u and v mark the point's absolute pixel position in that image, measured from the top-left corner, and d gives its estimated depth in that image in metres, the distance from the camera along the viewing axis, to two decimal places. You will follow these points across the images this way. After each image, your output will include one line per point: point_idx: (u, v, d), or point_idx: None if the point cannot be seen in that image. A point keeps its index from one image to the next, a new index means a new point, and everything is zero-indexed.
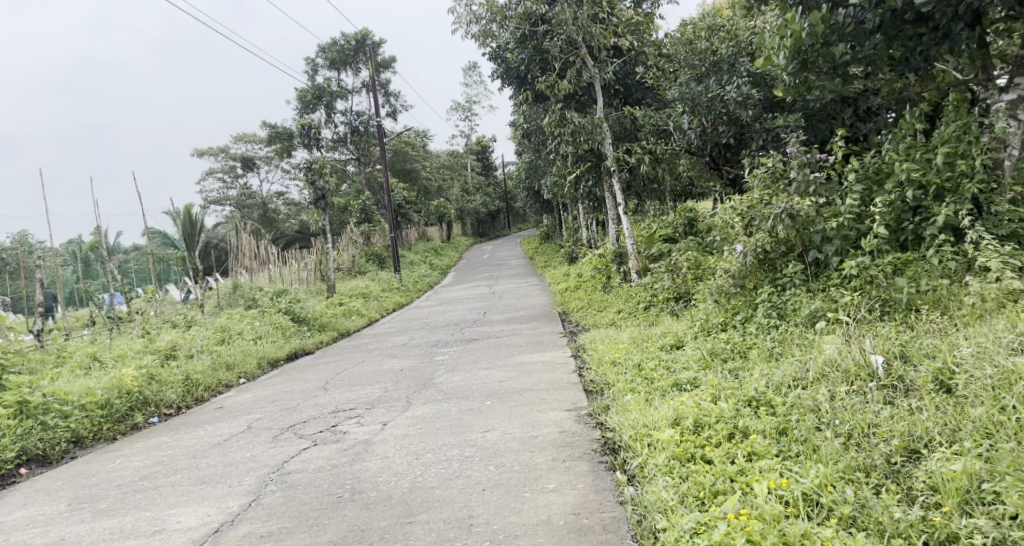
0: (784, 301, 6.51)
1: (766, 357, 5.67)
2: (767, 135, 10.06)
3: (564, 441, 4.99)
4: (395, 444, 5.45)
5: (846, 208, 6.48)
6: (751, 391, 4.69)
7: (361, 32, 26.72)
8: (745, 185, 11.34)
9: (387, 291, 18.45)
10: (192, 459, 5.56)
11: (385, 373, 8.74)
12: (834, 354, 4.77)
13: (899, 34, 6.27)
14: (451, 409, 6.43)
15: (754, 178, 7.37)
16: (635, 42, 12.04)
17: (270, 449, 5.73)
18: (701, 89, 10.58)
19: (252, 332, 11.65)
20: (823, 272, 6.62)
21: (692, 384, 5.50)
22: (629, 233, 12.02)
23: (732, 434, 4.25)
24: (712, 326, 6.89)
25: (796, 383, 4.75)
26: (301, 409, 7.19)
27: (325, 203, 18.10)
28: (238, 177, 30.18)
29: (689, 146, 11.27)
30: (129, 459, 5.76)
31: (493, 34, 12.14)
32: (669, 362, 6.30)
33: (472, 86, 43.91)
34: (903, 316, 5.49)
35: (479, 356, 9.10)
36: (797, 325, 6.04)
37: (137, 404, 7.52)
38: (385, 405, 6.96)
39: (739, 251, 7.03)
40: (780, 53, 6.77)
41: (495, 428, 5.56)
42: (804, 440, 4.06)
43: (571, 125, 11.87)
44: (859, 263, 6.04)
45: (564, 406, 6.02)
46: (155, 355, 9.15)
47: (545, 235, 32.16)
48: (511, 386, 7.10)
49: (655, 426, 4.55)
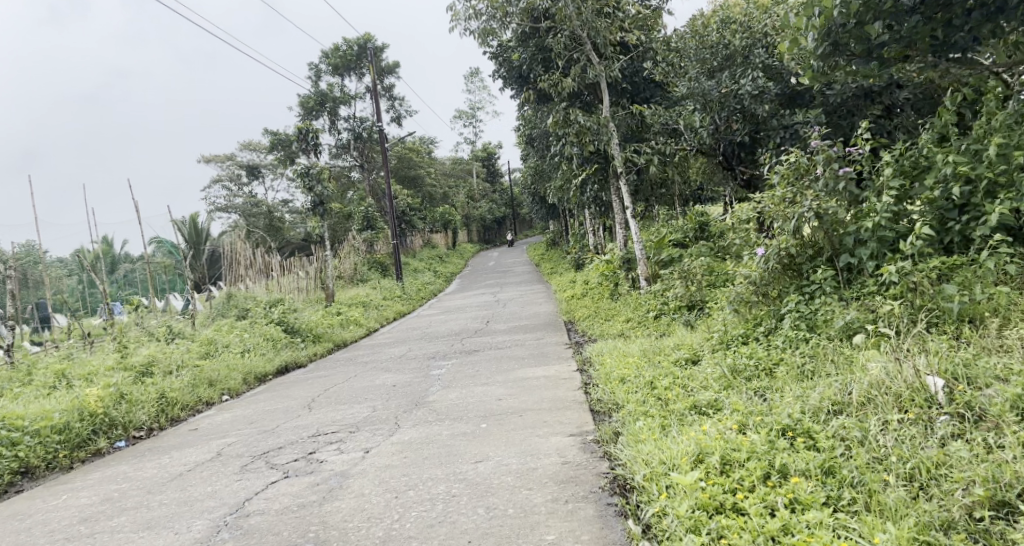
0: (812, 311, 5.80)
1: (797, 376, 4.98)
2: (785, 132, 9.52)
3: (566, 476, 4.33)
4: (374, 477, 4.78)
5: (881, 206, 5.75)
6: (785, 419, 3.99)
7: (363, 36, 26.16)
8: (761, 186, 10.64)
9: (388, 299, 17.83)
10: (145, 495, 4.94)
11: (377, 389, 8.05)
12: (882, 375, 4.07)
13: (941, 11, 5.44)
14: (442, 433, 5.75)
15: (775, 174, 6.60)
16: (643, 38, 11.48)
17: (234, 483, 5.07)
18: (713, 84, 9.77)
19: (240, 345, 10.99)
20: (856, 279, 5.90)
21: (714, 408, 4.81)
22: (637, 237, 11.24)
23: (768, 474, 3.56)
24: (731, 338, 6.22)
25: (836, 409, 4.07)
26: (279, 433, 6.52)
27: (323, 210, 17.41)
28: (243, 185, 29.57)
29: (700, 146, 10.58)
30: (75, 495, 5.10)
31: (494, 33, 11.52)
32: (686, 380, 5.60)
33: (474, 92, 43.50)
34: (956, 329, 4.80)
35: (478, 370, 8.40)
36: (830, 338, 5.35)
37: (101, 427, 6.90)
38: (371, 428, 6.28)
39: (760, 254, 6.30)
40: (807, 33, 5.93)
41: (488, 458, 4.89)
42: (859, 485, 3.39)
43: (576, 126, 11.18)
44: (900, 268, 5.33)
45: (568, 430, 5.35)
46: (129, 372, 8.51)
47: (552, 241, 31.46)
48: (511, 405, 6.42)
49: (673, 463, 3.85)
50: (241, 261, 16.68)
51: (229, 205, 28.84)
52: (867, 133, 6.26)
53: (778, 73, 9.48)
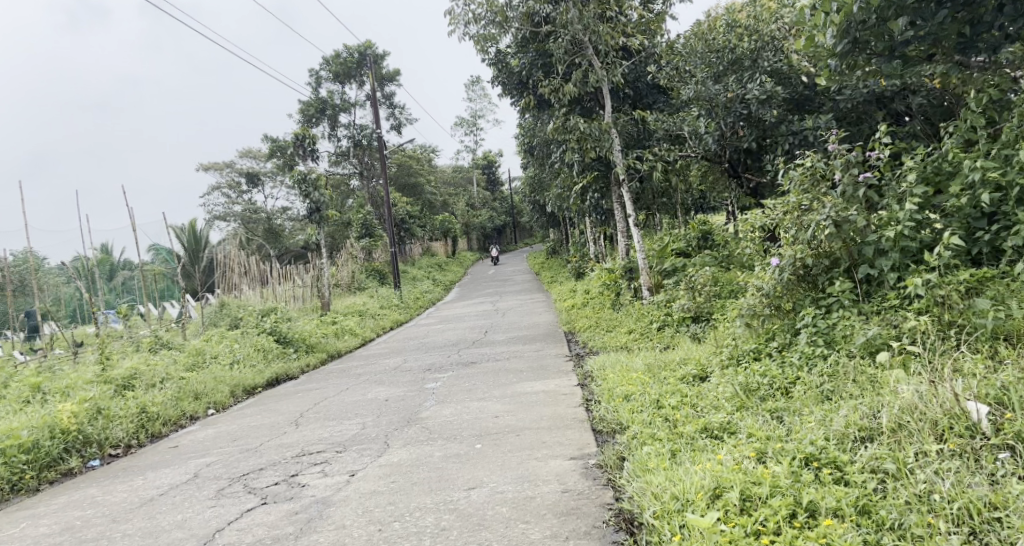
0: (831, 326, 5.42)
1: (817, 398, 4.61)
2: (794, 138, 8.99)
3: (567, 507, 3.98)
4: (357, 505, 4.42)
5: (905, 215, 5.36)
6: (809, 446, 3.65)
7: (364, 43, 25.89)
8: (769, 194, 10.28)
9: (384, 308, 17.44)
10: (109, 525, 4.66)
11: (369, 404, 7.65)
12: (915, 399, 3.71)
13: (971, 6, 5.00)
14: (434, 454, 5.37)
15: (790, 178, 6.16)
16: (646, 43, 11.12)
17: (207, 510, 4.72)
18: (719, 88, 9.39)
19: (229, 356, 10.59)
20: (876, 291, 5.53)
21: (727, 431, 4.43)
22: (640, 246, 10.83)
23: (794, 513, 3.25)
24: (743, 354, 5.85)
25: (863, 436, 3.73)
26: (262, 452, 6.14)
27: (320, 218, 17.01)
28: (243, 193, 29.22)
29: (705, 152, 10.21)
30: (33, 524, 4.88)
31: (493, 37, 11.18)
32: (695, 399, 5.22)
33: (475, 100, 43.35)
34: (992, 347, 4.46)
35: (475, 384, 8.01)
36: (850, 356, 4.99)
37: (72, 446, 6.59)
38: (359, 448, 5.89)
39: (774, 265, 5.89)
40: (824, 30, 5.54)
41: (482, 484, 4.52)
42: (902, 530, 3.09)
43: (576, 132, 10.79)
44: (927, 281, 4.96)
45: (569, 453, 4.97)
46: (108, 385, 8.13)
47: (552, 249, 31.08)
48: (507, 423, 6.04)
49: (687, 499, 3.51)
50: (236, 269, 16.22)
51: (228, 212, 28.50)
52: (888, 137, 5.88)
53: (786, 77, 9.17)
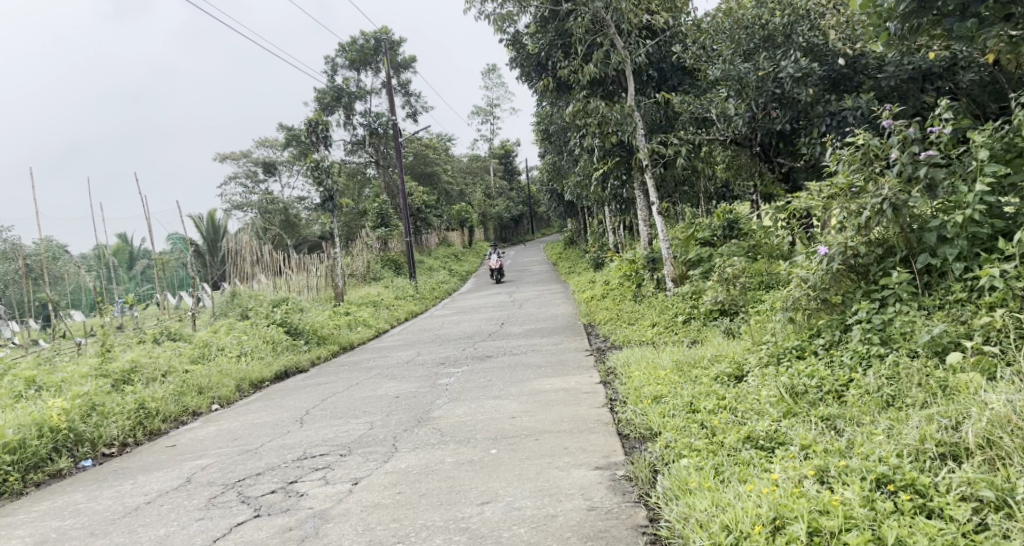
0: (887, 321, 4.87)
1: (877, 403, 4.08)
2: (830, 119, 8.37)
3: (593, 531, 3.51)
4: (357, 522, 3.97)
5: (973, 197, 4.77)
6: (883, 467, 3.16)
7: (381, 29, 25.31)
8: (803, 181, 9.61)
9: (399, 299, 16.93)
10: (86, 540, 4.24)
11: (378, 401, 7.16)
12: (1009, 411, 3.20)
13: None
14: (445, 461, 4.88)
15: (838, 158, 5.55)
16: (670, 21, 10.44)
17: (195, 523, 4.29)
18: (750, 66, 8.81)
19: (235, 348, 10.13)
20: (938, 282, 4.97)
21: (776, 442, 3.90)
22: (664, 237, 10.20)
23: None
24: (785, 352, 5.29)
25: (943, 451, 3.24)
26: (262, 454, 5.67)
27: (333, 206, 16.47)
28: (259, 182, 28.86)
29: (734, 135, 9.56)
30: (8, 535, 4.48)
31: (511, 17, 10.59)
32: (736, 402, 4.68)
33: (492, 88, 42.82)
34: None
35: (490, 380, 7.51)
36: (912, 354, 4.45)
37: (62, 445, 6.17)
38: (365, 451, 5.41)
39: (821, 254, 5.30)
40: None
41: (497, 498, 4.02)
42: None
43: (597, 115, 10.18)
44: (1002, 271, 4.41)
45: (593, 461, 4.46)
46: (105, 380, 7.69)
47: (570, 240, 30.45)
48: (525, 425, 5.53)
49: (742, 531, 3.06)
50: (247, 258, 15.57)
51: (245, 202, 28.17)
52: (950, 111, 5.26)
53: (822, 55, 8.46)
